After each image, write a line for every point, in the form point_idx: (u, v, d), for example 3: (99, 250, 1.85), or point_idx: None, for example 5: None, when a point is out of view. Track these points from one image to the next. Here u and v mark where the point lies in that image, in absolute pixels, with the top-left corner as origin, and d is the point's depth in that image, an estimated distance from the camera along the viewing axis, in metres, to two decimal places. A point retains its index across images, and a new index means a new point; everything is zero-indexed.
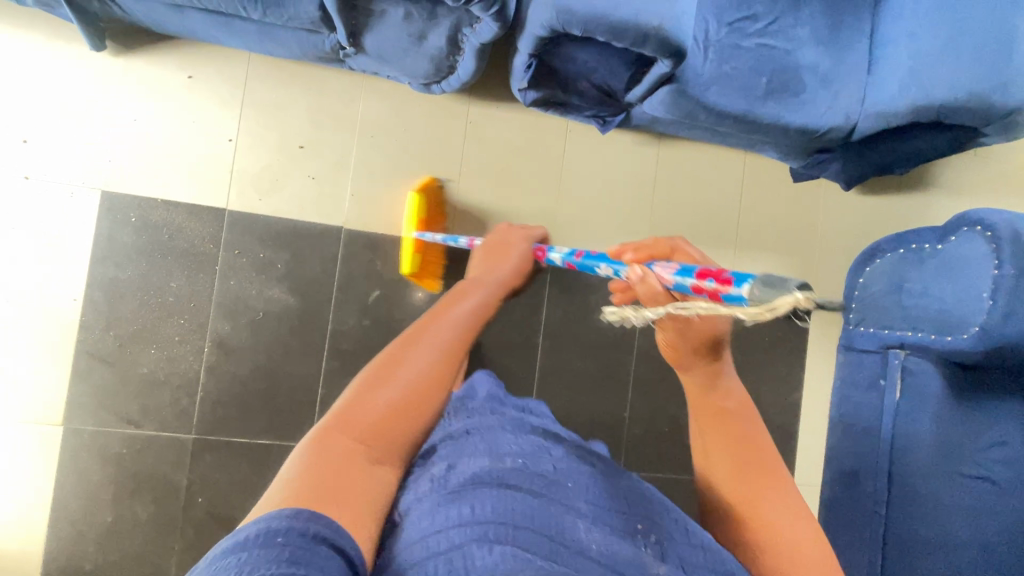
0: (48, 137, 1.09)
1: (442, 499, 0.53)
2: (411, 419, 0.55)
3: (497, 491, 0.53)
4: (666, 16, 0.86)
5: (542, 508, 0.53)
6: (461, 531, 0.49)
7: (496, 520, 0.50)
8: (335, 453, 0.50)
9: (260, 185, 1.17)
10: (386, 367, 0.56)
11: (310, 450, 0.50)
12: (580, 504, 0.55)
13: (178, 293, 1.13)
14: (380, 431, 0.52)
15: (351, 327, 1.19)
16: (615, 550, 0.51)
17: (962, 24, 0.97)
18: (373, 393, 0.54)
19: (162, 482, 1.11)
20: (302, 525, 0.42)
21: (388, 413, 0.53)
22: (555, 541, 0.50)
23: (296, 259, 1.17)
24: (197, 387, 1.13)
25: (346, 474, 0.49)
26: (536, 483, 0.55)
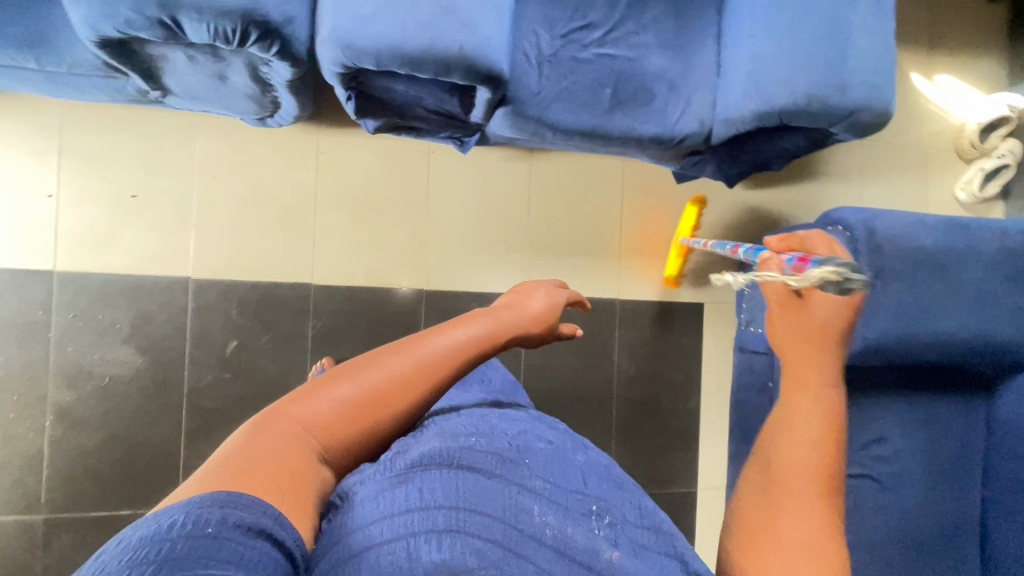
0: None
1: (387, 483, 0.53)
2: (364, 424, 0.52)
3: (447, 474, 0.55)
4: (468, 40, 0.79)
5: (505, 499, 0.56)
6: (410, 524, 0.49)
7: (451, 505, 0.52)
8: (280, 443, 0.48)
9: (91, 241, 1.08)
10: (359, 368, 0.54)
11: (255, 435, 0.49)
12: (534, 484, 0.60)
13: (8, 365, 1.04)
14: (332, 429, 0.51)
15: (211, 381, 1.13)
16: (567, 535, 0.55)
17: (798, 23, 0.93)
18: (334, 387, 0.53)
19: (14, 568, 1.04)
20: (233, 515, 0.40)
21: (349, 413, 0.52)
22: (511, 528, 0.53)
23: (142, 316, 1.10)
24: (42, 463, 1.06)
25: (288, 459, 0.48)
26: (494, 471, 0.59)
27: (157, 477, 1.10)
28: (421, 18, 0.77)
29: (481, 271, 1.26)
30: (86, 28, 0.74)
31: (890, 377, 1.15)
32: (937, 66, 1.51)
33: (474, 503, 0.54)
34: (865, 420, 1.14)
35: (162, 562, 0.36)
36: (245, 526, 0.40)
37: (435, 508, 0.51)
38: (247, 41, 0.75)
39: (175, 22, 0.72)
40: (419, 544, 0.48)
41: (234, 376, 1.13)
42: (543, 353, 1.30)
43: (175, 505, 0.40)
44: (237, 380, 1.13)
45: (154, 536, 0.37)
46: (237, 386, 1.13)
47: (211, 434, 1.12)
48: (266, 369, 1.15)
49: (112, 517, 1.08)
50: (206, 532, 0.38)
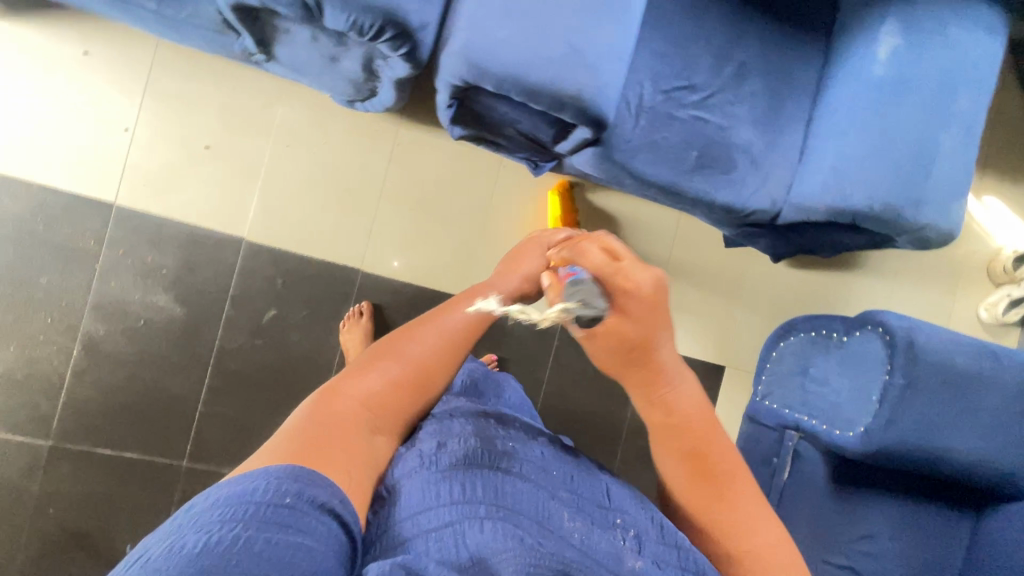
0: None
1: (436, 475, 0.59)
2: (403, 395, 0.62)
3: (486, 475, 0.60)
4: (587, 85, 0.80)
5: (535, 499, 0.61)
6: (456, 516, 0.56)
7: (489, 504, 0.58)
8: (340, 415, 0.57)
9: (155, 183, 1.08)
10: (394, 346, 0.64)
11: (315, 411, 0.57)
12: (563, 492, 0.63)
13: (48, 287, 1.04)
14: (378, 404, 0.60)
15: (240, 344, 1.13)
16: (593, 541, 0.59)
17: (890, 132, 0.96)
18: (375, 365, 0.62)
19: (9, 488, 1.04)
20: (306, 490, 0.47)
21: (392, 385, 0.61)
22: (539, 524, 0.58)
23: (188, 266, 1.10)
24: (60, 390, 1.05)
25: (344, 433, 0.56)
26: (529, 474, 0.63)
27: (169, 427, 1.10)
28: (551, 53, 0.78)
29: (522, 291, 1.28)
30: None
31: (893, 480, 1.18)
32: (988, 189, 1.56)
33: (508, 502, 0.59)
34: (859, 515, 1.17)
35: (246, 521, 0.43)
36: (313, 500, 0.47)
37: (475, 505, 0.57)
38: (379, 38, 0.76)
39: (317, 7, 0.72)
40: (463, 532, 0.55)
41: (264, 344, 1.13)
42: (562, 383, 1.32)
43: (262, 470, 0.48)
44: (266, 349, 1.13)
45: (239, 497, 0.45)
46: (265, 354, 1.14)
47: (229, 395, 1.12)
48: (296, 344, 1.15)
49: (116, 457, 1.08)
50: (279, 500, 0.45)
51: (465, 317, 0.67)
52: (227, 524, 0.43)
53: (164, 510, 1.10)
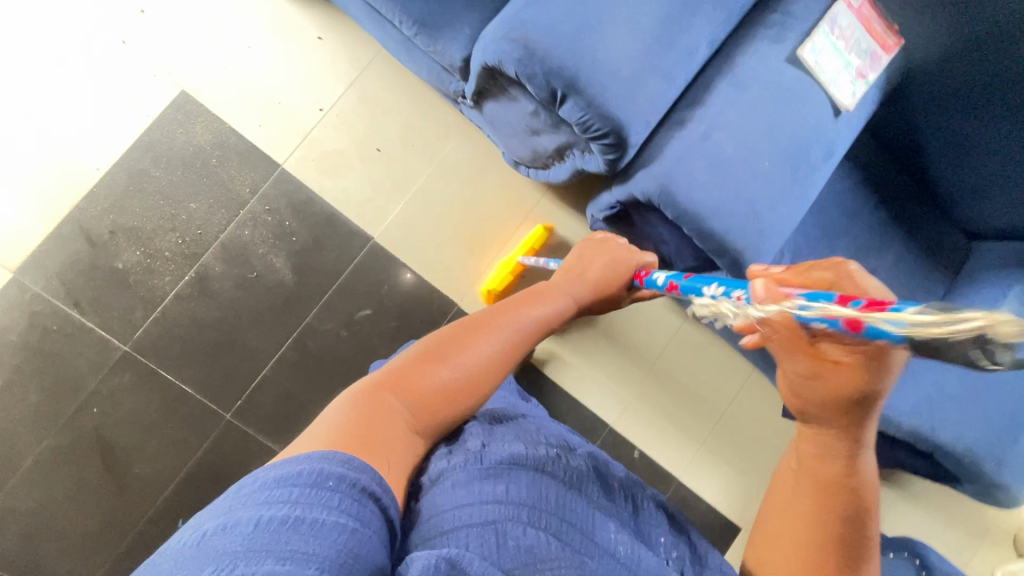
0: (165, 17, 1.11)
1: (476, 474, 0.51)
2: (447, 385, 0.58)
3: (531, 476, 0.52)
4: (752, 245, 0.87)
5: (579, 506, 0.51)
6: (495, 509, 0.47)
7: (532, 505, 0.49)
8: (378, 404, 0.53)
9: (323, 161, 1.16)
10: (445, 346, 0.61)
11: (360, 406, 0.52)
12: (608, 506, 0.54)
13: (192, 213, 1.10)
14: (430, 405, 0.56)
15: (326, 329, 1.16)
16: (641, 559, 0.50)
17: (991, 388, 1.01)
18: (419, 360, 0.59)
19: (71, 374, 1.07)
20: (347, 474, 0.43)
21: (435, 373, 0.58)
22: (583, 534, 0.49)
23: (315, 243, 1.16)
24: (157, 306, 1.09)
25: (389, 427, 0.51)
26: (571, 480, 0.54)
27: (231, 377, 1.13)
28: (735, 207, 0.86)
29: (588, 383, 1.33)
30: (491, 53, 0.84)
31: None
32: None
33: (552, 505, 0.50)
34: None
35: (287, 506, 0.39)
36: (355, 484, 0.43)
37: (518, 504, 0.48)
38: (598, 138, 0.85)
39: (563, 97, 0.82)
40: (506, 527, 0.46)
41: (346, 338, 1.17)
42: None
43: (299, 457, 0.44)
44: (347, 342, 1.16)
45: (283, 480, 0.41)
46: (343, 347, 1.16)
47: (297, 371, 1.15)
48: (372, 349, 1.17)
49: (172, 387, 1.11)
50: (325, 479, 0.42)
51: (519, 318, 0.69)
52: (270, 505, 0.39)
53: (191, 454, 1.11)
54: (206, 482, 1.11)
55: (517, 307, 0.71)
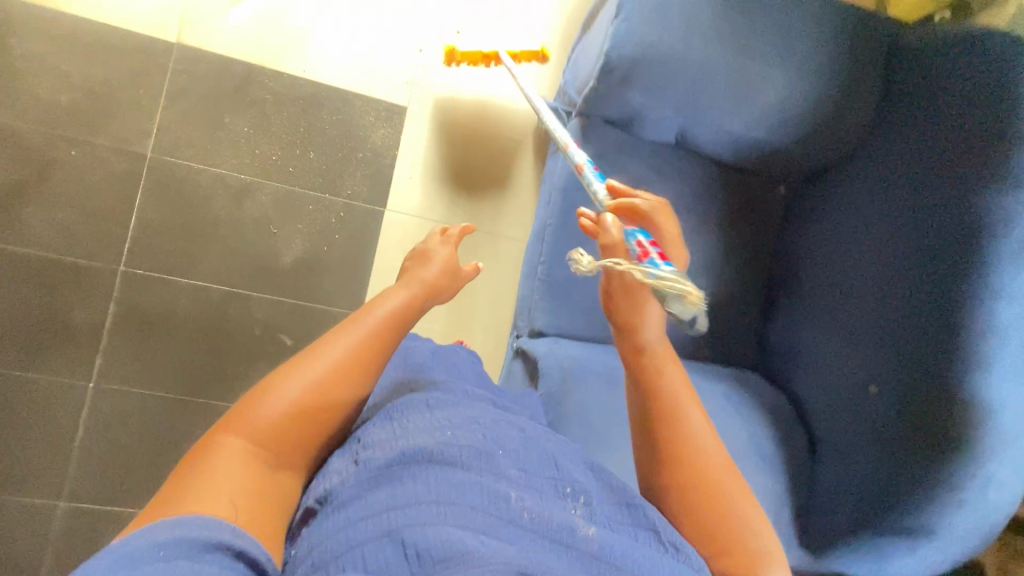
0: (458, 69, 1.25)
1: (365, 482, 0.49)
2: (314, 427, 0.53)
3: (426, 467, 0.50)
4: None
5: (489, 492, 0.49)
6: (385, 518, 0.45)
7: (426, 500, 0.47)
8: (247, 470, 0.48)
9: (406, 239, 1.21)
10: (312, 390, 0.53)
11: (219, 473, 0.47)
12: (511, 470, 0.53)
13: (304, 156, 1.17)
14: (298, 450, 0.53)
15: (251, 313, 1.15)
16: (549, 514, 0.51)
17: None
18: (282, 385, 0.53)
19: (102, 120, 1.10)
20: (195, 535, 0.40)
21: (299, 418, 0.52)
22: (496, 517, 0.48)
23: (330, 267, 1.18)
24: (202, 162, 1.13)
25: (255, 489, 0.48)
26: (471, 461, 0.52)
27: (163, 252, 1.12)
28: None
29: None
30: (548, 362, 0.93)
31: None
32: None
33: (448, 493, 0.48)
34: None
35: None
36: (201, 544, 0.40)
37: (410, 504, 0.46)
38: None
39: None
40: (400, 530, 0.44)
41: (251, 334, 1.14)
42: None
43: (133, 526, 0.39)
44: (247, 337, 1.14)
45: (129, 559, 0.37)
46: (241, 336, 1.14)
47: (198, 306, 1.13)
48: (254, 362, 1.14)
49: (128, 206, 1.10)
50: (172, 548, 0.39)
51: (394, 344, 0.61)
52: None
53: (65, 251, 1.08)
54: (42, 279, 1.07)
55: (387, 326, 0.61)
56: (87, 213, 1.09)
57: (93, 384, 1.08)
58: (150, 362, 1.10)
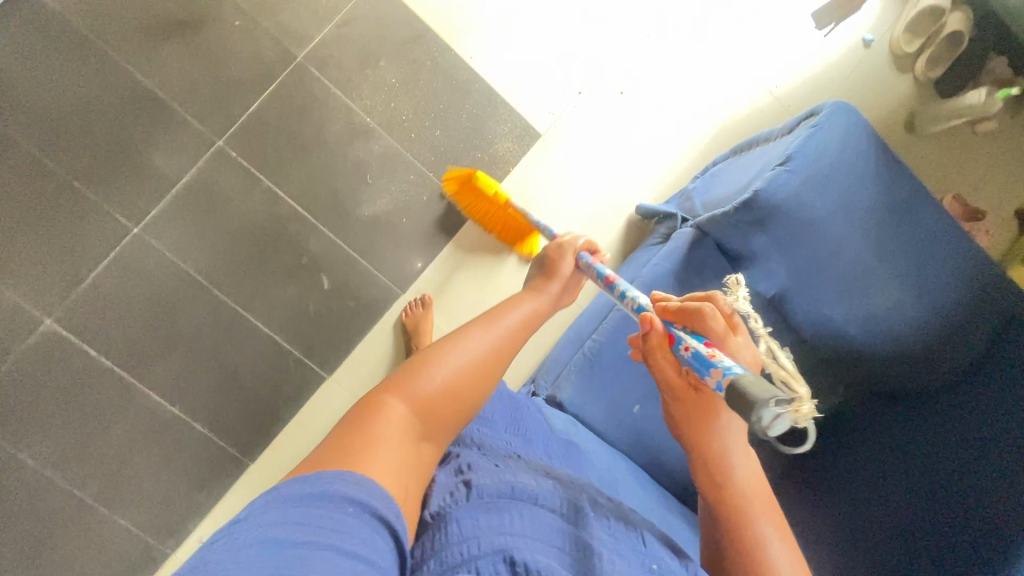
0: (604, 124, 1.26)
1: (476, 504, 0.55)
2: (449, 394, 0.61)
3: (529, 506, 0.58)
4: None
5: (580, 540, 0.57)
6: (497, 538, 0.51)
7: (532, 536, 0.54)
8: (393, 429, 0.54)
9: (476, 248, 1.20)
10: (442, 363, 0.62)
11: (371, 429, 0.53)
12: (599, 530, 0.61)
13: (429, 129, 1.18)
14: (433, 413, 0.59)
15: (308, 241, 1.14)
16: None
17: None
18: (435, 364, 0.62)
19: (278, 7, 1.12)
20: (355, 489, 0.45)
21: (435, 386, 0.60)
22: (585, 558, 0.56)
23: (397, 238, 1.18)
24: (340, 88, 1.14)
25: (402, 447, 0.54)
26: (566, 512, 0.60)
27: (263, 147, 1.12)
28: None
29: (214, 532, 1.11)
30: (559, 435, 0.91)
31: None
32: None
33: (550, 534, 0.55)
34: None
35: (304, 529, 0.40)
36: (354, 506, 0.44)
37: (521, 533, 0.53)
38: None
39: None
40: (512, 551, 0.50)
41: (296, 260, 1.14)
42: (81, 530, 1.06)
43: (320, 471, 0.45)
44: (292, 261, 1.13)
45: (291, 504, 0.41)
46: (288, 257, 1.13)
47: (266, 210, 1.12)
48: (286, 286, 1.14)
49: (255, 93, 1.11)
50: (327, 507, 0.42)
51: (509, 332, 0.70)
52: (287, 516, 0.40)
53: (179, 101, 1.09)
54: (144, 116, 1.08)
55: (502, 319, 0.71)
56: (219, 78, 1.10)
57: (135, 230, 1.08)
58: (194, 238, 1.10)
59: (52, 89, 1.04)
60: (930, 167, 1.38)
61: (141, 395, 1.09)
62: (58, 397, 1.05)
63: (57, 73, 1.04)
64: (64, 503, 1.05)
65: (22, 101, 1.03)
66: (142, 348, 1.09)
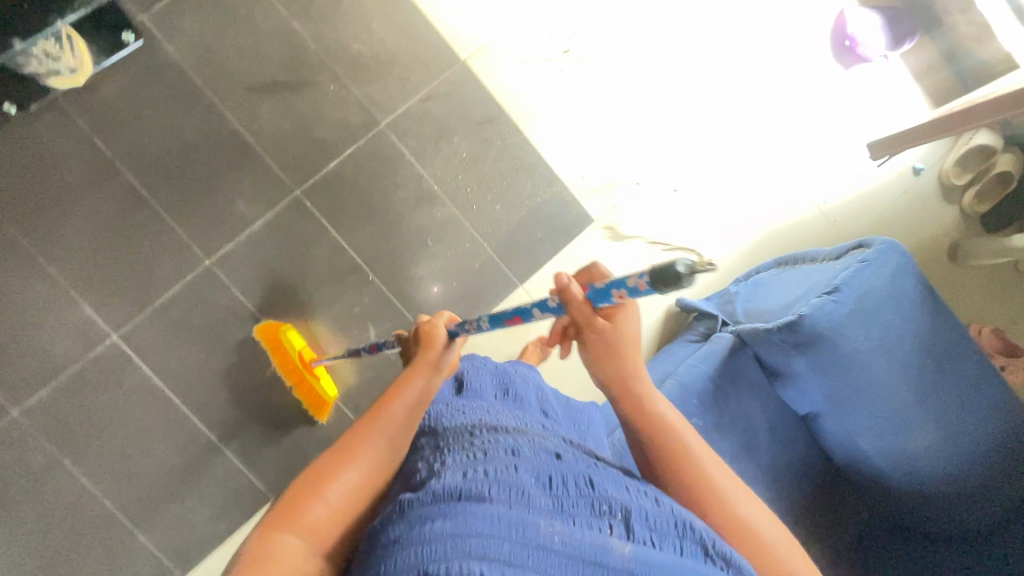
0: (655, 217, 1.31)
1: (409, 518, 0.51)
2: (340, 497, 0.60)
3: (453, 498, 0.52)
4: None
5: (513, 521, 0.50)
6: (416, 552, 0.48)
7: (455, 533, 0.48)
8: (279, 554, 0.55)
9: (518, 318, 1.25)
10: (328, 472, 0.61)
11: (260, 559, 0.54)
12: (540, 500, 0.54)
13: (489, 203, 1.25)
14: (326, 523, 0.59)
15: (362, 293, 1.21)
16: (577, 537, 0.51)
17: None
18: (323, 481, 0.60)
19: (369, 78, 1.22)
20: None
21: (319, 496, 0.59)
22: (519, 545, 0.49)
23: (445, 300, 1.23)
24: (413, 156, 1.23)
25: (293, 569, 0.55)
26: (500, 483, 0.54)
27: (335, 201, 1.20)
28: None
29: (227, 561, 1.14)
30: None
31: None
32: None
33: (475, 520, 0.50)
34: None
35: None
36: None
37: (442, 536, 0.48)
38: None
39: None
40: (428, 564, 0.46)
41: (348, 309, 1.20)
42: (104, 542, 1.09)
43: None
44: (345, 310, 1.20)
45: None
46: (340, 306, 1.20)
47: (328, 259, 1.20)
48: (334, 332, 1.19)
49: (336, 152, 1.21)
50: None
51: (398, 413, 0.66)
52: None
53: (267, 150, 1.18)
54: (234, 162, 1.17)
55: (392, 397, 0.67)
56: (306, 135, 1.20)
57: (207, 263, 1.16)
58: (259, 277, 1.17)
59: (159, 128, 1.15)
60: (971, 296, 1.40)
61: (184, 419, 1.14)
62: (109, 410, 1.11)
63: (165, 116, 1.15)
64: (94, 513, 1.10)
65: (132, 136, 1.14)
66: (193, 374, 1.15)
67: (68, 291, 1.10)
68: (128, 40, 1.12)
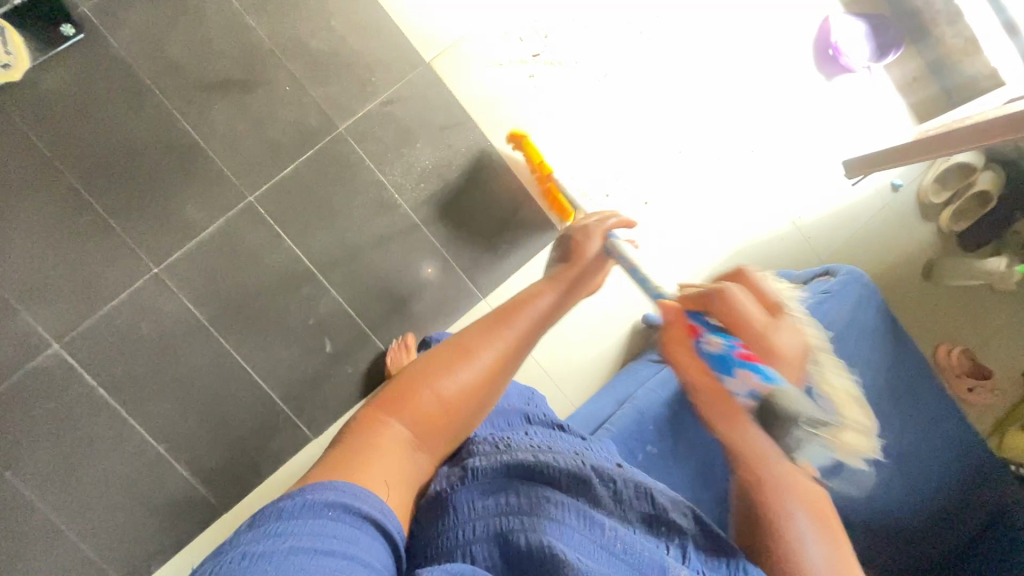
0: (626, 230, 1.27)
1: (482, 490, 0.54)
2: (455, 398, 0.58)
3: (528, 481, 0.55)
4: None
5: (581, 510, 0.53)
6: (494, 520, 0.51)
7: (528, 514, 0.51)
8: (387, 440, 0.54)
9: None
10: (447, 367, 0.58)
11: (363, 444, 0.52)
12: (607, 499, 0.57)
13: (452, 213, 1.21)
14: (430, 425, 0.56)
15: (318, 304, 1.17)
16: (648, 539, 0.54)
17: None
18: (441, 373, 0.58)
19: (328, 78, 1.16)
20: (335, 497, 0.45)
21: (438, 390, 0.57)
22: (592, 537, 0.52)
23: (404, 312, 1.20)
24: (374, 162, 1.18)
25: (394, 461, 0.53)
26: (572, 473, 0.57)
27: (291, 207, 1.16)
28: None
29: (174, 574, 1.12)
30: None
31: None
32: None
33: (552, 503, 0.53)
34: None
35: (303, 539, 0.41)
36: (347, 508, 0.45)
37: (523, 510, 0.51)
38: None
39: None
40: (503, 535, 0.49)
41: (303, 320, 1.16)
42: (45, 554, 1.07)
43: (308, 484, 0.47)
44: (299, 320, 1.16)
45: (299, 513, 0.43)
46: (295, 317, 1.16)
47: (282, 269, 1.15)
48: (288, 343, 1.16)
49: (292, 156, 1.15)
50: (321, 514, 0.44)
51: (521, 333, 0.63)
52: (294, 529, 0.42)
53: (219, 153, 1.13)
54: (183, 165, 1.12)
55: (523, 310, 0.64)
56: (261, 137, 1.14)
57: (154, 270, 1.11)
58: (209, 285, 1.13)
59: (103, 126, 1.09)
60: (943, 317, 1.38)
61: (130, 430, 1.11)
62: (50, 420, 1.08)
63: (109, 114, 1.09)
64: (34, 524, 1.07)
65: (74, 135, 1.08)
66: (139, 385, 1.11)
67: (7, 298, 1.06)
68: (68, 32, 1.06)
